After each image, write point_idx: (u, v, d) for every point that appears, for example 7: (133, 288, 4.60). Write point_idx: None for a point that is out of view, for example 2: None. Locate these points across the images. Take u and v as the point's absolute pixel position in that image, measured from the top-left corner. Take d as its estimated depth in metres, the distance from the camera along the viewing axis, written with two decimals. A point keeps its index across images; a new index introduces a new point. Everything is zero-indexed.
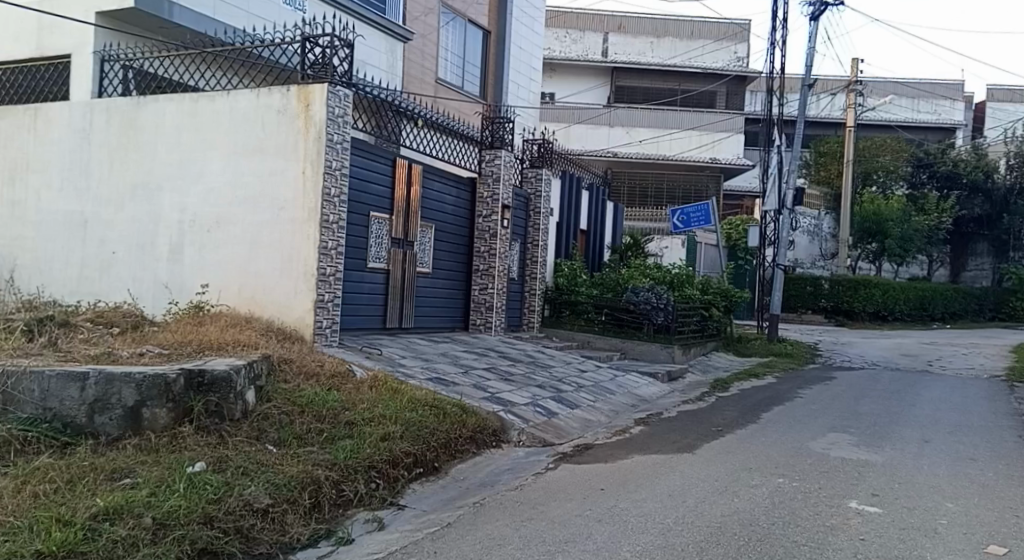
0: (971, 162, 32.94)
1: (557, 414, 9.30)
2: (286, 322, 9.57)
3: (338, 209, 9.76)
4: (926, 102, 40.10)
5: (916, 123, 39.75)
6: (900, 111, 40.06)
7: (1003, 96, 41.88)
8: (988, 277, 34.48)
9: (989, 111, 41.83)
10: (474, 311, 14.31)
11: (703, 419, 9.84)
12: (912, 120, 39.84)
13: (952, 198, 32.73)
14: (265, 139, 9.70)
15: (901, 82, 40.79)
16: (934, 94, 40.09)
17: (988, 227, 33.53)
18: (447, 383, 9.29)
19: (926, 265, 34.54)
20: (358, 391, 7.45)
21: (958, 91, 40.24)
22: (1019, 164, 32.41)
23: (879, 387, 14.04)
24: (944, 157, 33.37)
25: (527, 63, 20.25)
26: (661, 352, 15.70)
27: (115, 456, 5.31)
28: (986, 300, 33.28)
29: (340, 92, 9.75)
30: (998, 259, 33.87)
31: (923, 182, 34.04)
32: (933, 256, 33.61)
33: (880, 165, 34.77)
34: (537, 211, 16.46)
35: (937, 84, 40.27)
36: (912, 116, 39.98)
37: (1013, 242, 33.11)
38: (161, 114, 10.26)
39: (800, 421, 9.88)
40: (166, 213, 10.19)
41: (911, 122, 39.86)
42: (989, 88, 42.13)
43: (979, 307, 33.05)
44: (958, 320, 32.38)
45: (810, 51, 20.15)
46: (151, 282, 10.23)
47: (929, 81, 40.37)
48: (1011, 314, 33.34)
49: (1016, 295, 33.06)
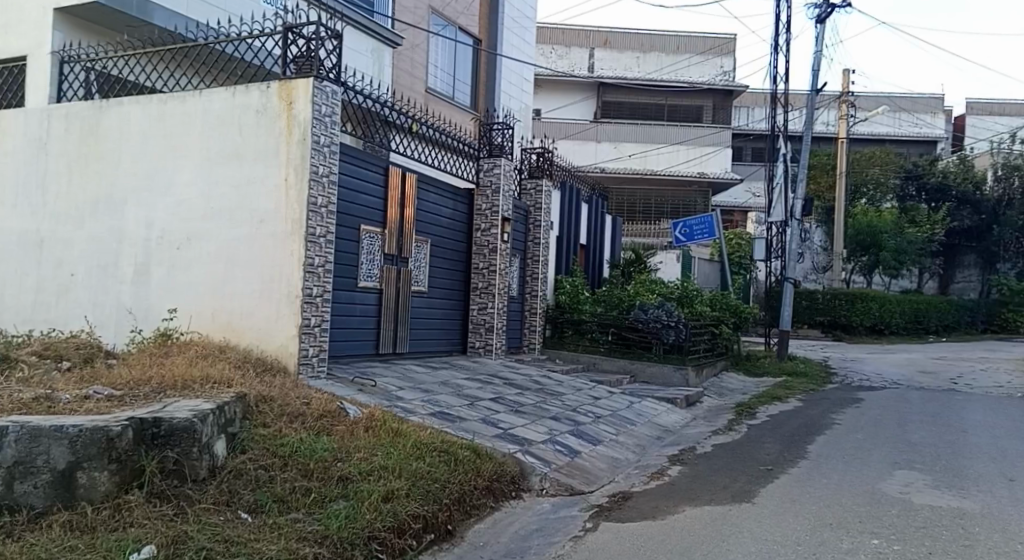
0: (961, 173, 31.83)
1: (581, 453, 8.08)
2: (266, 350, 8.21)
3: (325, 222, 8.45)
4: (908, 116, 39.63)
5: (901, 137, 39.21)
6: (884, 125, 39.56)
7: (982, 109, 41.48)
8: (976, 288, 33.53)
9: (969, 124, 41.24)
10: (473, 332, 13.07)
11: (745, 454, 8.76)
12: (896, 134, 39.26)
13: (943, 210, 31.53)
14: (242, 143, 8.42)
15: (885, 97, 40.26)
16: (916, 109, 39.55)
17: (977, 240, 32.60)
18: (454, 418, 8.07)
19: (917, 277, 33.83)
20: (352, 436, 6.20)
21: (938, 105, 39.68)
22: (1006, 176, 31.81)
23: (915, 409, 13.01)
24: (932, 169, 32.28)
25: (518, 74, 19.00)
26: (675, 374, 14.55)
27: (38, 542, 4.07)
28: (979, 311, 32.05)
29: (327, 88, 8.48)
30: (987, 270, 33.09)
31: (911, 196, 32.67)
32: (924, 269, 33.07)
33: (870, 178, 34.79)
34: (537, 224, 15.28)
35: (918, 98, 39.71)
36: (895, 131, 39.42)
37: (1002, 252, 32.34)
38: (126, 119, 9.02)
39: (851, 456, 8.73)
40: (131, 229, 8.90)
41: (895, 136, 39.24)
42: (969, 102, 41.48)
43: (973, 318, 31.84)
44: (952, 333, 31.16)
45: (816, 56, 19.23)
46: (113, 308, 8.93)
47: (912, 95, 39.80)
48: (1004, 326, 32.19)
49: (1007, 306, 32.06)
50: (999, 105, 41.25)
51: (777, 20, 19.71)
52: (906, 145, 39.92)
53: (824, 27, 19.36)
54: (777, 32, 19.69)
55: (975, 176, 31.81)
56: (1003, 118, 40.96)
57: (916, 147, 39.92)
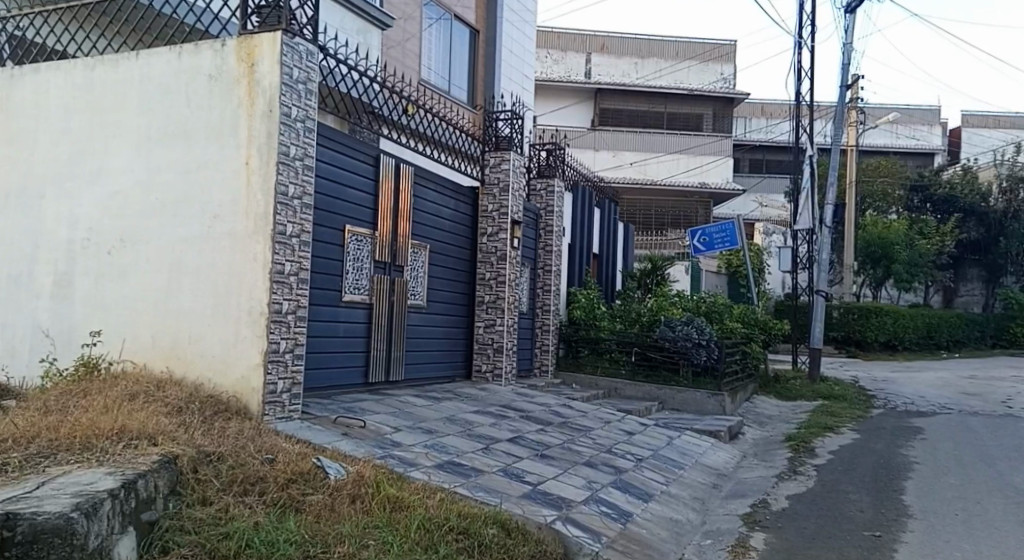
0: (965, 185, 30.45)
1: (634, 516, 6.22)
2: (220, 386, 6.19)
3: (299, 218, 6.45)
4: (905, 128, 38.12)
5: (899, 148, 37.63)
6: (881, 137, 37.90)
7: (979, 122, 39.63)
8: (981, 302, 31.82)
9: (965, 136, 39.44)
10: (478, 354, 11.18)
11: (835, 510, 6.93)
12: (892, 146, 37.66)
13: (953, 222, 30.06)
14: (191, 116, 6.47)
15: (883, 108, 38.72)
16: (913, 120, 38.18)
17: (983, 253, 30.99)
18: (466, 471, 6.20)
19: (923, 292, 31.78)
20: (331, 515, 4.36)
21: (936, 117, 38.22)
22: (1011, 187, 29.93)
23: (985, 440, 11.21)
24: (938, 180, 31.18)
25: (520, 69, 16.98)
26: (709, 401, 12.68)
27: None
28: (988, 326, 29.91)
29: (301, 47, 6.53)
30: (993, 283, 31.27)
31: (919, 207, 31.66)
32: (933, 283, 30.91)
33: (875, 190, 32.04)
34: (549, 230, 13.49)
35: (914, 110, 38.35)
36: (893, 142, 37.83)
37: (1011, 266, 30.49)
38: (44, 90, 7.11)
39: (964, 510, 6.92)
40: (51, 229, 6.94)
41: (894, 147, 37.66)
42: (965, 115, 39.88)
43: (982, 334, 29.59)
44: (963, 348, 29.15)
45: (845, 48, 17.51)
46: (27, 330, 6.97)
47: (910, 106, 38.31)
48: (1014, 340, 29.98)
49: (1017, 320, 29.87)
50: (996, 117, 39.65)
51: (801, 12, 18.00)
52: (904, 158, 38.36)
53: (855, 17, 17.67)
54: (802, 25, 17.99)
55: (982, 188, 30.46)
56: (1000, 131, 39.14)
57: (914, 159, 38.40)
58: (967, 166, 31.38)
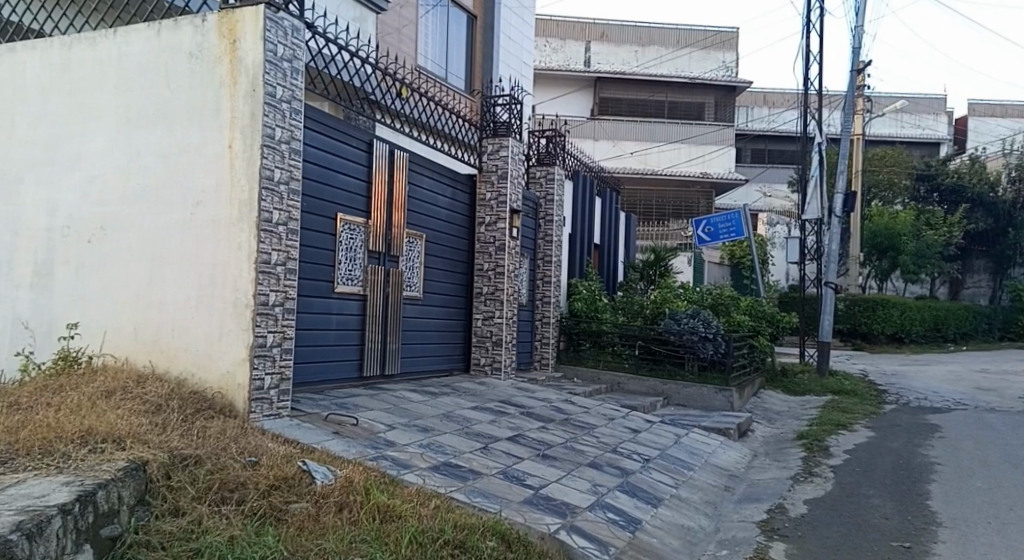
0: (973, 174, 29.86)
1: (643, 523, 5.83)
2: (204, 382, 5.81)
3: (286, 204, 6.04)
4: (910, 117, 37.59)
5: (905, 138, 37.10)
6: (885, 126, 37.37)
7: (985, 110, 39.08)
8: (987, 294, 31.41)
9: (971, 126, 38.92)
10: (477, 347, 10.80)
11: (857, 517, 6.52)
12: (897, 135, 37.15)
13: (961, 211, 29.40)
14: (172, 96, 6.06)
15: (888, 96, 38.18)
16: (918, 109, 37.67)
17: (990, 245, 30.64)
18: (464, 474, 5.80)
19: (929, 284, 31.28)
20: (316, 525, 3.96)
21: (941, 106, 37.67)
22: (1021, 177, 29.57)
23: (1005, 439, 10.78)
24: (945, 169, 30.54)
25: (519, 56, 16.53)
26: (716, 397, 12.27)
27: None
28: (994, 319, 29.45)
29: (286, 22, 6.10)
30: (1000, 275, 30.83)
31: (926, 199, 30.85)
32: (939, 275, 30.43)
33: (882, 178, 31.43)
34: (549, 220, 13.08)
35: (919, 99, 37.81)
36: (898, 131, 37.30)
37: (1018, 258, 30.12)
38: (20, 70, 6.71)
39: (997, 517, 6.51)
40: (29, 216, 6.54)
41: (899, 136, 37.12)
42: (971, 104, 39.34)
43: (989, 326, 29.17)
44: (970, 341, 28.68)
45: (855, 32, 17.04)
46: (8, 321, 6.61)
47: (915, 95, 37.76)
48: None
49: None
50: (1002, 106, 39.10)
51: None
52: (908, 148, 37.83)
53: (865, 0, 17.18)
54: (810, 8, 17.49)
55: (990, 177, 29.91)
56: (1007, 120, 38.60)
57: (918, 149, 37.87)
58: (974, 156, 30.71)
